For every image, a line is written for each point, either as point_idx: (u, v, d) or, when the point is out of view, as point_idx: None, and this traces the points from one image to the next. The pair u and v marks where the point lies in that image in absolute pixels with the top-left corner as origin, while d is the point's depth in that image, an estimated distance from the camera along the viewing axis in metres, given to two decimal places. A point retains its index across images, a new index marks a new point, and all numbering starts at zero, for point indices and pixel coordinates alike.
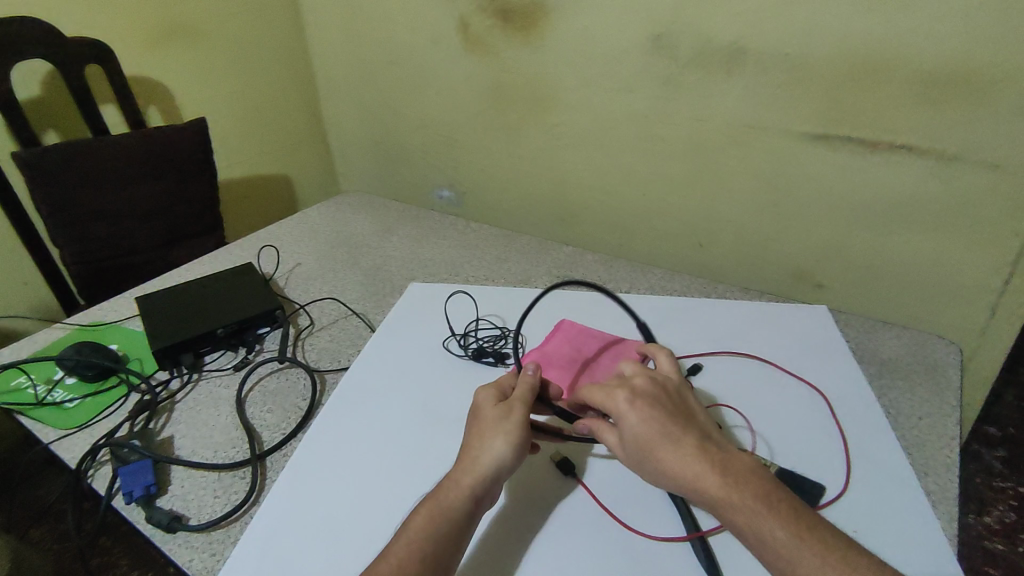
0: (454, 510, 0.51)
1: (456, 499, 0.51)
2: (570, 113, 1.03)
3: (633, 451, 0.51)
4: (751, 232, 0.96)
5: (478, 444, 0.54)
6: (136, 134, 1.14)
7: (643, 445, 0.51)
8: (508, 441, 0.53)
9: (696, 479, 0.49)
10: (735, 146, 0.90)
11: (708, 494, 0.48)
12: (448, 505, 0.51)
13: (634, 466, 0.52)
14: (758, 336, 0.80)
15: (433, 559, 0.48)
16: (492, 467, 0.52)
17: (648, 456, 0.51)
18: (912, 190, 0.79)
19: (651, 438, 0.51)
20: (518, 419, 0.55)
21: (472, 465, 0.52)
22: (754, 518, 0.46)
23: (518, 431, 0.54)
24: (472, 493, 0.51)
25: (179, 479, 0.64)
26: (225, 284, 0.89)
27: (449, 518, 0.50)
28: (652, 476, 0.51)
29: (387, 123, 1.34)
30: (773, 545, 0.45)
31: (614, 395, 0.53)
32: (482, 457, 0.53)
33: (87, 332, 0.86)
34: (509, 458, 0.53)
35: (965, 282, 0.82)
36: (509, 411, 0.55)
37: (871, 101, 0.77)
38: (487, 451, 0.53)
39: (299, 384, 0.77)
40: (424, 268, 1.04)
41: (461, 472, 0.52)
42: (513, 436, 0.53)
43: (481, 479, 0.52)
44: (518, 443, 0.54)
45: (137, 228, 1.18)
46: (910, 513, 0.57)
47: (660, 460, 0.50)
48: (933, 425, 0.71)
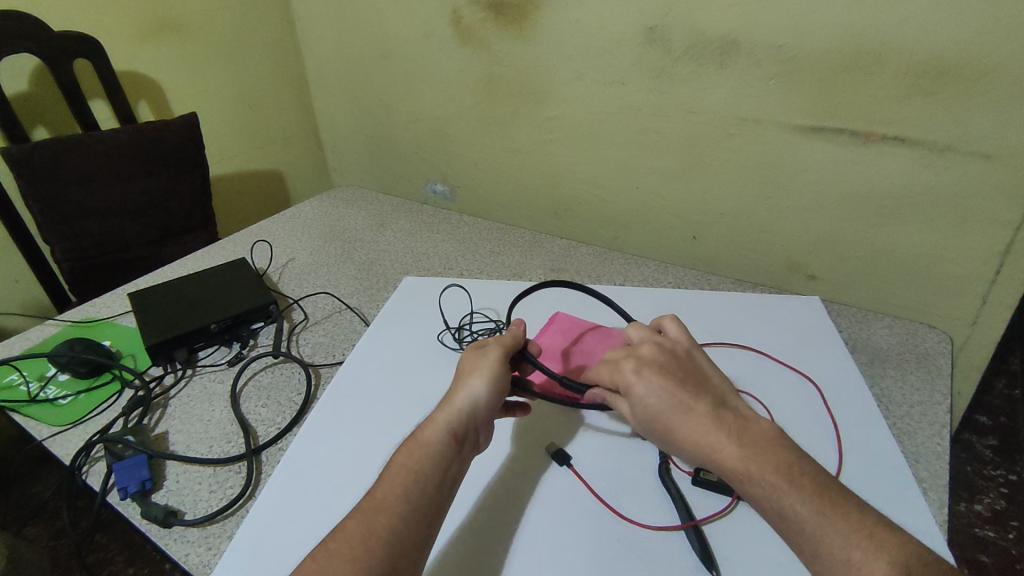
0: (434, 444, 0.50)
1: (436, 434, 0.51)
2: (563, 106, 1.03)
3: (646, 422, 0.51)
4: (744, 224, 0.96)
5: (455, 386, 0.54)
6: (127, 129, 1.13)
7: (655, 417, 0.51)
8: (486, 379, 0.54)
9: (712, 450, 0.48)
10: (728, 138, 0.90)
11: (725, 465, 0.47)
12: (427, 439, 0.50)
13: (652, 437, 0.52)
14: (751, 327, 0.80)
15: (417, 487, 0.48)
16: (469, 402, 0.53)
17: (661, 427, 0.50)
18: (904, 181, 0.80)
19: (661, 409, 0.50)
20: (496, 362, 0.56)
21: (449, 404, 0.53)
22: (773, 489, 0.45)
23: (495, 371, 0.55)
24: (452, 429, 0.51)
25: (174, 474, 0.63)
26: (218, 278, 0.88)
27: (430, 451, 0.50)
28: (668, 447, 0.51)
29: (380, 118, 1.34)
30: (796, 517, 0.44)
31: (622, 366, 0.53)
32: (459, 396, 0.53)
33: (80, 328, 0.86)
34: (485, 393, 0.54)
35: (957, 271, 0.82)
36: (486, 356, 0.56)
37: (862, 92, 0.77)
38: (465, 389, 0.54)
39: (293, 378, 0.77)
40: (418, 262, 1.03)
41: (440, 411, 0.53)
42: (488, 375, 0.54)
43: (459, 414, 0.52)
44: (496, 383, 0.54)
45: (129, 224, 1.18)
46: (902, 500, 0.57)
47: (671, 431, 0.50)
48: (924, 414, 0.71)
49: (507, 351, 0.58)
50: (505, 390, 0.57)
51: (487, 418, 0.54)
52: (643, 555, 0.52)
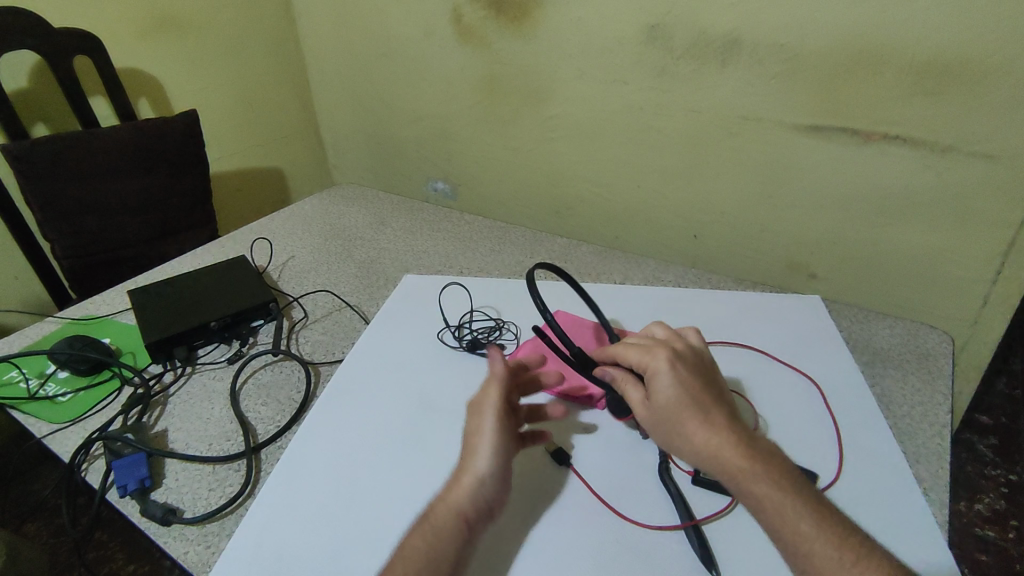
0: (446, 527, 0.49)
1: (446, 517, 0.50)
2: (564, 105, 1.03)
3: (664, 410, 0.53)
4: (744, 223, 0.96)
5: (461, 464, 0.53)
6: (128, 126, 1.13)
7: (678, 406, 0.52)
8: (490, 451, 0.52)
9: (723, 449, 0.50)
10: (729, 137, 0.90)
11: (731, 464, 0.49)
12: (438, 522, 0.50)
13: (659, 428, 0.53)
14: (752, 326, 0.80)
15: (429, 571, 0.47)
16: (475, 481, 0.51)
17: (679, 418, 0.52)
18: (905, 180, 0.80)
19: (687, 399, 0.52)
20: (495, 426, 0.54)
21: (456, 485, 0.52)
22: (773, 496, 0.48)
23: (499, 440, 0.53)
24: (462, 510, 0.50)
25: (174, 471, 0.63)
26: (217, 276, 0.88)
27: (443, 536, 0.49)
28: (676, 439, 0.52)
29: (381, 116, 1.34)
30: (791, 523, 0.47)
31: (655, 353, 0.55)
32: (465, 475, 0.52)
33: (79, 326, 0.86)
34: (492, 467, 0.52)
35: (958, 271, 0.82)
36: (483, 420, 0.54)
37: (864, 92, 0.77)
38: (470, 466, 0.52)
39: (293, 376, 0.77)
40: (418, 260, 1.03)
41: (449, 491, 0.52)
42: (490, 443, 0.53)
43: (467, 495, 0.51)
44: (502, 451, 0.53)
45: (129, 221, 1.18)
46: (903, 500, 0.57)
47: (691, 421, 0.52)
48: (925, 414, 0.71)
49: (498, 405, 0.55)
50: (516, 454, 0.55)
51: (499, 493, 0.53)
52: (642, 555, 0.52)
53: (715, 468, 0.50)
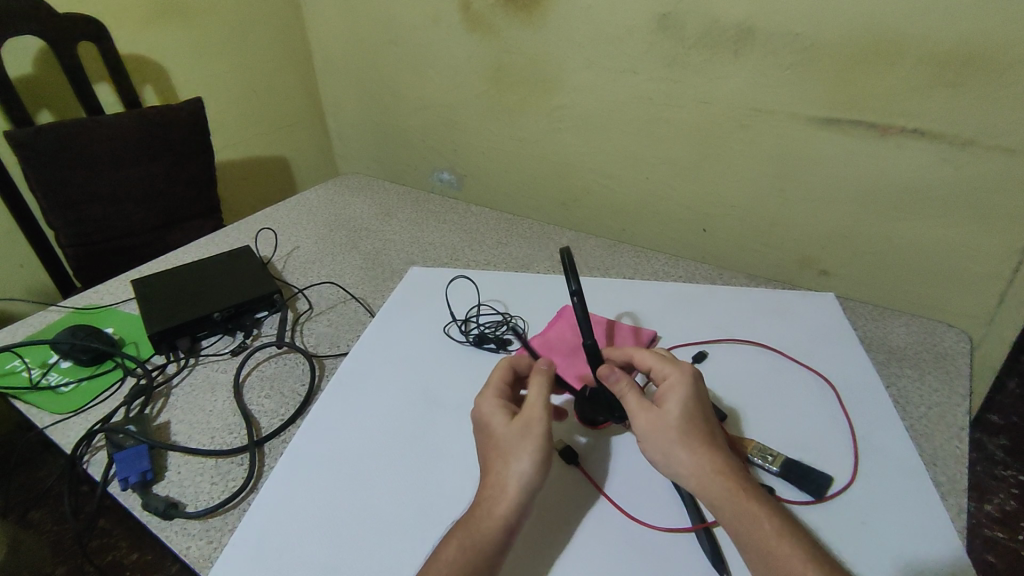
0: (490, 537, 0.48)
1: (490, 527, 0.49)
2: (573, 95, 1.01)
3: (674, 419, 0.53)
4: (756, 217, 0.94)
5: (502, 470, 0.51)
6: (132, 114, 1.11)
7: (690, 418, 0.54)
8: (536, 461, 0.51)
9: (721, 468, 0.51)
10: (741, 130, 0.88)
11: (726, 483, 0.50)
12: (483, 532, 0.49)
13: (661, 433, 0.53)
14: (764, 324, 0.79)
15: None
16: (521, 489, 0.50)
17: (687, 429, 0.53)
18: (923, 176, 0.78)
19: (699, 416, 0.54)
20: (543, 437, 0.52)
21: (499, 493, 0.50)
22: (763, 520, 0.49)
23: (542, 447, 0.51)
24: (506, 520, 0.49)
25: (176, 465, 0.63)
26: (222, 266, 0.87)
27: (485, 546, 0.48)
28: (678, 447, 0.52)
29: (386, 104, 1.32)
30: (776, 550, 0.47)
31: (681, 367, 0.58)
32: (509, 483, 0.50)
33: (82, 316, 0.85)
34: (538, 476, 0.51)
35: (975, 269, 0.80)
36: (531, 429, 0.52)
37: (882, 84, 0.75)
38: (514, 474, 0.50)
39: (297, 369, 0.76)
40: (424, 252, 1.02)
41: (490, 500, 0.50)
42: (535, 452, 0.51)
43: (512, 504, 0.50)
44: (546, 461, 0.51)
45: (133, 209, 1.17)
46: (919, 503, 0.56)
47: (698, 436, 0.53)
48: (941, 415, 0.70)
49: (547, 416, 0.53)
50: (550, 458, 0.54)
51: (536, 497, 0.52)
52: (651, 556, 0.51)
53: (710, 482, 0.50)
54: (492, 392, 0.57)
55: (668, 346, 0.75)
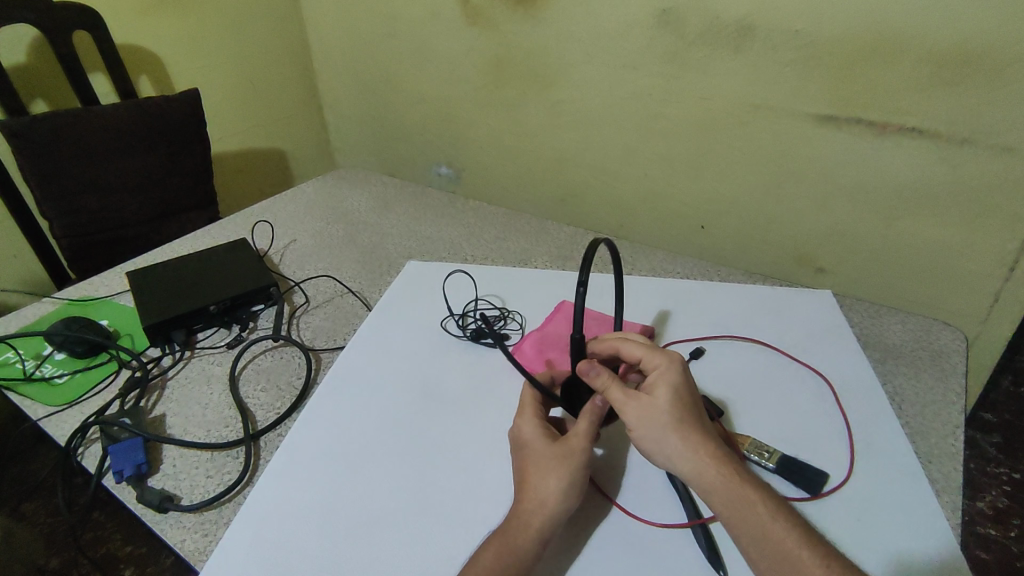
0: (525, 549, 0.48)
1: (525, 540, 0.48)
2: (572, 90, 1.01)
3: (665, 408, 0.52)
4: (753, 214, 0.94)
5: (538, 485, 0.51)
6: (128, 104, 1.11)
7: (682, 407, 0.52)
8: (573, 481, 0.51)
9: (714, 455, 0.51)
10: (740, 126, 0.88)
11: (721, 468, 0.50)
12: (517, 544, 0.48)
13: (653, 423, 0.52)
14: (761, 321, 0.79)
15: None
16: (559, 505, 0.50)
17: (679, 417, 0.52)
18: (920, 175, 0.78)
19: (689, 402, 0.53)
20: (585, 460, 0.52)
21: (536, 506, 0.50)
22: (756, 505, 0.48)
23: (582, 470, 0.52)
24: (540, 533, 0.49)
25: (171, 458, 0.62)
26: (218, 258, 0.87)
27: (520, 557, 0.47)
28: (671, 435, 0.51)
29: (384, 97, 1.31)
30: (772, 535, 0.47)
31: (666, 352, 0.56)
32: (545, 499, 0.50)
33: (76, 307, 0.84)
34: (575, 496, 0.51)
35: (971, 267, 0.81)
36: (576, 451, 0.52)
37: (881, 82, 0.75)
38: (552, 489, 0.50)
39: (293, 362, 0.75)
40: (422, 246, 1.02)
41: (526, 511, 0.49)
42: (574, 471, 0.51)
43: (546, 519, 0.49)
44: (582, 485, 0.51)
45: (129, 200, 1.16)
46: (915, 501, 0.56)
47: (689, 423, 0.52)
48: (937, 413, 0.70)
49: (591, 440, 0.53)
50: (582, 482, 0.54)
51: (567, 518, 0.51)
52: (647, 552, 0.51)
53: (704, 469, 0.50)
54: (530, 412, 0.57)
55: (665, 342, 0.75)
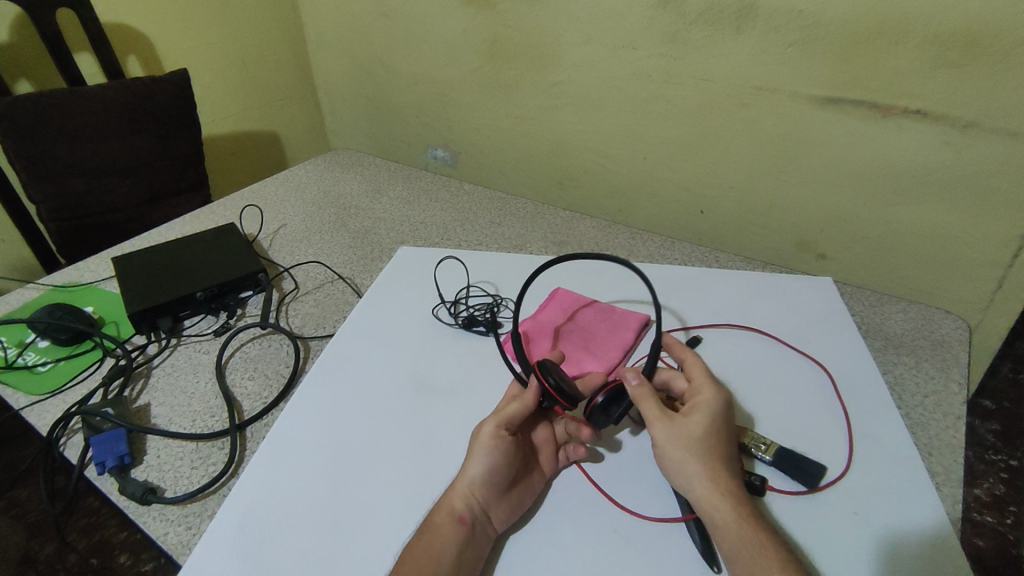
0: (436, 525, 0.49)
1: (443, 519, 0.50)
2: (569, 71, 0.98)
3: (696, 432, 0.53)
4: (754, 199, 0.92)
5: (461, 470, 0.53)
6: (116, 86, 1.08)
7: (713, 438, 0.53)
8: (484, 457, 0.52)
9: (729, 490, 0.50)
10: (741, 109, 0.85)
11: (731, 504, 0.49)
12: (436, 524, 0.50)
13: (679, 444, 0.52)
14: (760, 309, 0.77)
15: (425, 558, 0.47)
16: (469, 483, 0.51)
17: (707, 447, 0.52)
18: (924, 159, 0.76)
19: (721, 437, 0.53)
20: (491, 435, 0.53)
21: (451, 489, 0.52)
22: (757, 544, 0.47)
23: (493, 446, 0.52)
24: (458, 511, 0.50)
25: (155, 448, 0.61)
26: (206, 243, 0.85)
27: (434, 534, 0.49)
28: (693, 460, 0.51)
29: (378, 79, 1.28)
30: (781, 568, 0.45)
31: (716, 389, 0.57)
32: (462, 480, 0.52)
33: (61, 293, 0.82)
34: (488, 471, 0.52)
35: (974, 254, 0.79)
36: (482, 429, 0.54)
37: (886, 63, 0.72)
38: (466, 470, 0.52)
39: (281, 350, 0.74)
40: (414, 232, 1.00)
41: (448, 495, 0.52)
42: (486, 449, 0.52)
43: (464, 498, 0.51)
44: (497, 459, 0.52)
45: (117, 184, 1.14)
46: (913, 494, 0.55)
47: (714, 454, 0.52)
48: (938, 404, 0.69)
49: (505, 417, 0.54)
50: (517, 462, 0.54)
51: (498, 497, 0.52)
52: (641, 547, 0.50)
53: (715, 499, 0.50)
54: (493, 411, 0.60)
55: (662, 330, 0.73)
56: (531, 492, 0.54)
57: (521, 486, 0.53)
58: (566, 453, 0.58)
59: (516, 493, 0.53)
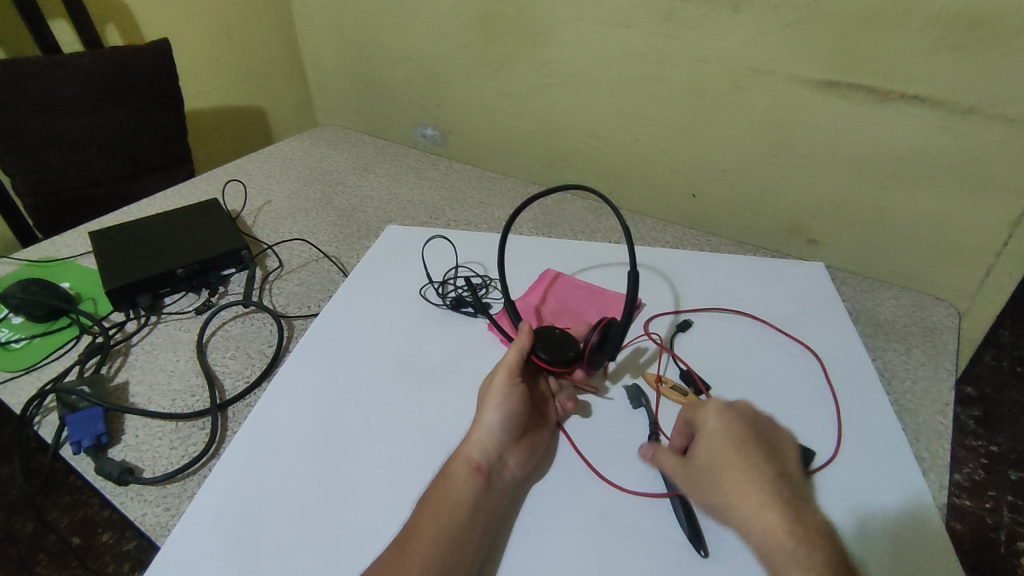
0: (454, 475, 0.51)
1: (459, 468, 0.51)
2: (563, 49, 0.96)
3: (704, 462, 0.51)
4: (746, 183, 0.91)
5: (475, 422, 0.55)
6: (94, 54, 1.04)
7: (720, 464, 0.50)
8: (499, 406, 0.54)
9: (765, 508, 0.47)
10: (736, 91, 0.84)
11: (771, 524, 0.46)
12: (453, 473, 0.51)
13: (693, 489, 0.51)
14: (751, 294, 0.76)
15: (445, 508, 0.49)
16: (485, 432, 0.53)
17: (718, 479, 0.49)
18: (918, 144, 0.75)
19: (732, 455, 0.50)
20: (504, 385, 0.55)
21: (468, 438, 0.54)
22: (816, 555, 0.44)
23: (508, 397, 0.55)
24: (474, 461, 0.52)
25: (134, 428, 0.59)
26: (186, 218, 0.83)
27: (451, 485, 0.50)
28: (710, 492, 0.50)
29: (365, 54, 1.25)
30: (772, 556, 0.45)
31: (705, 406, 0.54)
32: (477, 431, 0.54)
33: (36, 268, 0.80)
34: (502, 421, 0.54)
35: (965, 241, 0.79)
36: (494, 380, 0.56)
37: (884, 46, 0.71)
38: (482, 421, 0.54)
39: (264, 329, 0.72)
40: (402, 210, 0.98)
41: (463, 446, 0.53)
42: (500, 400, 0.54)
43: (480, 448, 0.52)
44: (511, 407, 0.54)
45: (96, 157, 1.10)
46: (899, 480, 0.55)
47: (730, 470, 0.49)
48: (927, 390, 0.69)
49: (511, 367, 0.57)
50: (526, 411, 0.56)
51: (512, 445, 0.54)
52: (628, 532, 0.50)
53: (750, 521, 0.47)
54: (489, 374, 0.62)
55: (653, 314, 0.73)
56: (541, 439, 0.56)
57: (530, 436, 0.56)
58: (557, 403, 0.60)
59: (527, 442, 0.55)
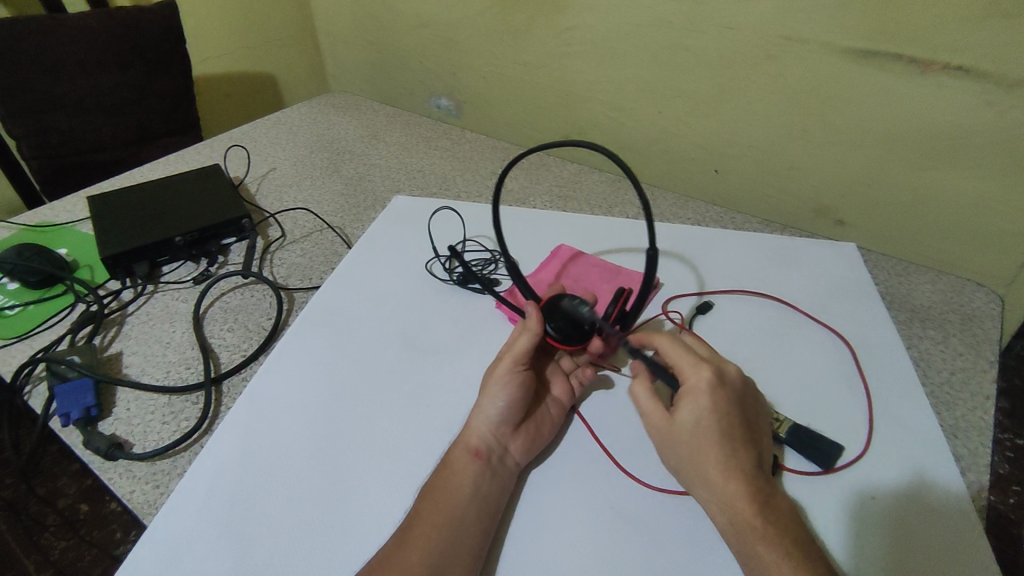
0: (452, 461, 0.49)
1: (459, 455, 0.49)
2: (583, 15, 0.90)
3: (687, 430, 0.48)
4: (773, 159, 0.86)
5: (476, 407, 0.52)
6: (99, 14, 1.00)
7: (702, 436, 0.47)
8: (500, 391, 0.51)
9: (734, 487, 0.45)
10: (766, 61, 0.78)
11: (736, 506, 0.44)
12: (452, 459, 0.49)
13: (671, 448, 0.49)
14: (777, 276, 0.72)
15: (442, 502, 0.46)
16: (486, 418, 0.50)
17: (698, 447, 0.47)
18: (962, 121, 0.69)
19: (718, 429, 0.47)
20: (506, 371, 0.52)
21: (469, 425, 0.51)
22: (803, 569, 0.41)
23: (512, 381, 0.52)
24: (474, 446, 0.49)
25: (125, 401, 0.58)
26: (186, 184, 0.80)
27: (446, 476, 0.48)
28: (691, 461, 0.47)
29: (377, 18, 1.19)
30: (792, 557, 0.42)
31: (700, 370, 0.50)
32: (479, 417, 0.51)
33: (34, 233, 0.78)
34: (503, 407, 0.51)
35: (1008, 227, 0.73)
36: (498, 366, 0.53)
37: (930, 13, 0.65)
38: (482, 409, 0.51)
39: (263, 300, 0.70)
40: (411, 181, 0.94)
41: (465, 431, 0.51)
42: (502, 386, 0.51)
43: (480, 433, 0.50)
44: (514, 392, 0.51)
45: (101, 122, 1.07)
46: (928, 482, 0.52)
47: (710, 451, 0.46)
48: (965, 382, 0.65)
49: (518, 352, 0.53)
50: (530, 394, 0.53)
51: (515, 430, 0.51)
52: (639, 527, 0.47)
53: (705, 493, 0.46)
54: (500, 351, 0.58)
55: (670, 295, 0.69)
56: (547, 425, 0.53)
57: (536, 418, 0.53)
58: (577, 379, 0.57)
59: (532, 424, 0.52)
